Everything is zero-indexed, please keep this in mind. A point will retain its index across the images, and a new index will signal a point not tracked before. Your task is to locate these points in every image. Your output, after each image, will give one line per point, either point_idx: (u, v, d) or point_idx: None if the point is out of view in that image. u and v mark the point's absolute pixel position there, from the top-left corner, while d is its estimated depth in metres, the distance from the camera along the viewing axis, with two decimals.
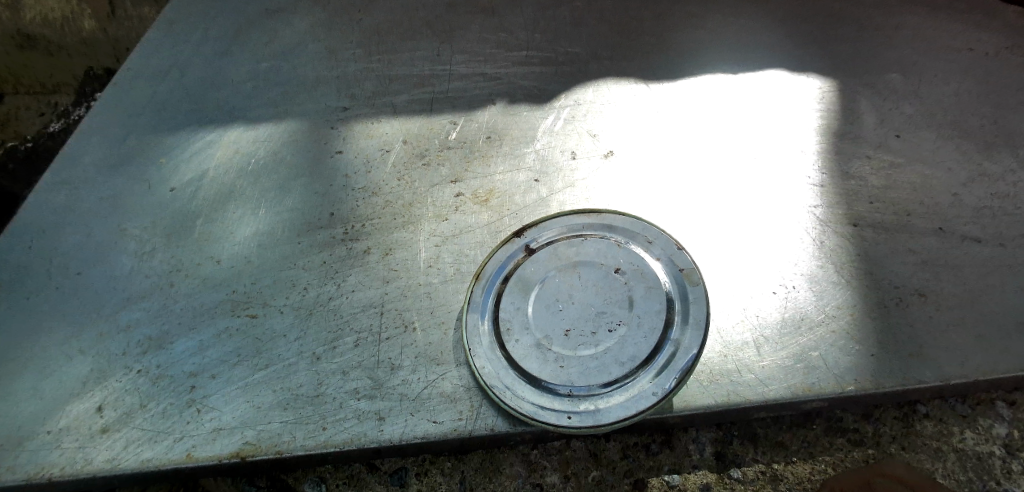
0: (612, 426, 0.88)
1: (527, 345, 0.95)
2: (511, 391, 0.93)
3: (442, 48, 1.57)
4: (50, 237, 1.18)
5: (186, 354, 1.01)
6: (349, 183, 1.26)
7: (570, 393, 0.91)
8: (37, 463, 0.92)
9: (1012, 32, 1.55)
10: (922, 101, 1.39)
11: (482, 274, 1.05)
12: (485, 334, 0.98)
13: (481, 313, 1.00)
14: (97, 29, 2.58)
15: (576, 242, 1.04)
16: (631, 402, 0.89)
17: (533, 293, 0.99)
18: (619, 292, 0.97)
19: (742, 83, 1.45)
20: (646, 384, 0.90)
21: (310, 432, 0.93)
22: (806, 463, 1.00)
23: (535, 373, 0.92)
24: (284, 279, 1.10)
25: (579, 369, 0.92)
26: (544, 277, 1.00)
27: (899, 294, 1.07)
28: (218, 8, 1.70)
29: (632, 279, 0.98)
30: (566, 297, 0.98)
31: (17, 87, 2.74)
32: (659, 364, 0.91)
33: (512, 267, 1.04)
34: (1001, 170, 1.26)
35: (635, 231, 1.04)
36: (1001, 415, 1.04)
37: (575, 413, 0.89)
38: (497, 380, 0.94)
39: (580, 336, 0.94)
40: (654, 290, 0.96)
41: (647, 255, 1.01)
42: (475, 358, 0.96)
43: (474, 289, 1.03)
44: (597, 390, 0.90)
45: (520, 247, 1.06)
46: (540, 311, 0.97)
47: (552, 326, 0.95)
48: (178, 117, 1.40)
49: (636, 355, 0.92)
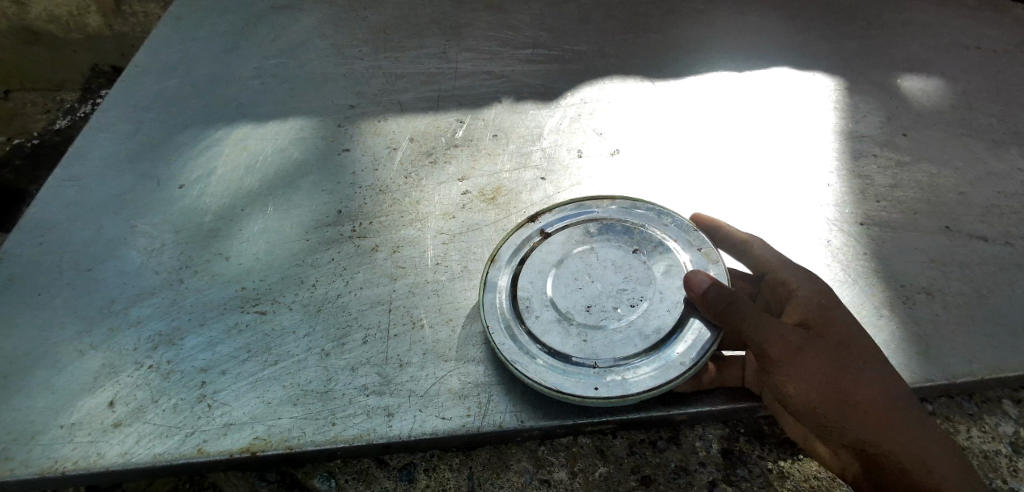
0: (641, 396, 0.87)
1: (550, 317, 0.94)
2: (534, 362, 0.91)
3: (449, 46, 1.59)
4: (61, 233, 1.17)
5: (196, 350, 1.00)
6: (357, 180, 1.27)
7: (596, 365, 0.90)
8: (50, 457, 0.89)
9: (1009, 36, 1.58)
10: (926, 100, 1.41)
11: (496, 256, 1.03)
12: (505, 308, 0.96)
13: (498, 292, 0.98)
14: (103, 25, 2.74)
15: (592, 225, 1.04)
16: (656, 374, 0.87)
17: (550, 273, 0.99)
18: (639, 271, 0.98)
19: (749, 81, 1.45)
20: (671, 356, 0.89)
21: (319, 427, 0.92)
22: (813, 461, 1.01)
23: (558, 347, 0.91)
24: (293, 275, 1.11)
25: (604, 342, 0.91)
26: (563, 257, 1.01)
27: (906, 292, 1.07)
28: (227, 7, 1.73)
29: (651, 258, 0.99)
30: (586, 274, 0.98)
31: (23, 82, 2.81)
32: (684, 337, 0.90)
33: (528, 247, 1.03)
34: (1008, 169, 1.27)
35: (652, 213, 1.06)
36: (1007, 413, 1.06)
37: (601, 384, 0.88)
38: (518, 353, 0.92)
39: (602, 311, 0.94)
40: (674, 267, 0.97)
41: (664, 236, 1.02)
42: (495, 333, 0.93)
43: (491, 269, 1.01)
44: (622, 362, 0.90)
45: (535, 228, 1.05)
46: (560, 288, 0.97)
47: (573, 303, 0.95)
48: (186, 113, 1.41)
49: (660, 327, 0.91)
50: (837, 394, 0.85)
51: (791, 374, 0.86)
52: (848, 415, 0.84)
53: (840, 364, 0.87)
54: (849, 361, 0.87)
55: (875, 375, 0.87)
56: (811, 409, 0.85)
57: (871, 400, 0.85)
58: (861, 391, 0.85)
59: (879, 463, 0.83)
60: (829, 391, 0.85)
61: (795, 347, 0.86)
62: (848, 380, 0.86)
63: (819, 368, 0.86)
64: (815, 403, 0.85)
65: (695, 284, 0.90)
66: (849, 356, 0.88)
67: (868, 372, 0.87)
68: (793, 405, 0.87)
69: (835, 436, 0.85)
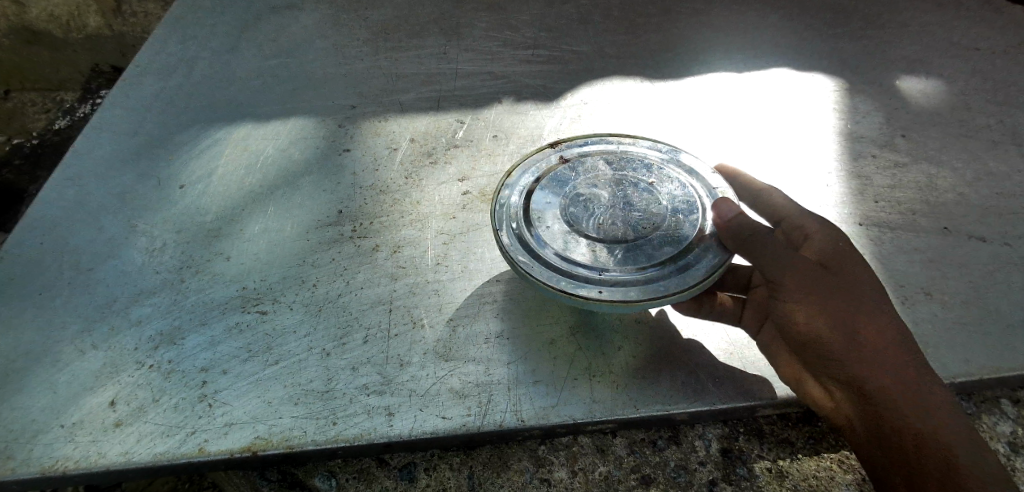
0: (644, 304, 0.83)
1: (558, 228, 0.92)
2: (538, 262, 0.88)
3: (449, 46, 1.60)
4: (61, 232, 1.17)
5: (197, 349, 1.00)
6: (357, 181, 1.27)
7: (601, 273, 0.87)
8: (51, 456, 0.89)
9: (1006, 36, 1.59)
10: (924, 101, 1.42)
11: (512, 170, 1.01)
12: (516, 217, 0.94)
13: (510, 200, 0.96)
14: (103, 25, 2.82)
15: (610, 157, 1.04)
16: (658, 286, 0.85)
17: (565, 190, 0.97)
18: (654, 198, 0.96)
19: (748, 82, 1.46)
20: (675, 272, 0.86)
21: (320, 426, 0.92)
22: (811, 460, 1.02)
23: (566, 255, 0.89)
24: (294, 275, 1.11)
25: (612, 255, 0.89)
26: (579, 180, 0.99)
27: (905, 293, 1.07)
28: (227, 7, 1.74)
29: (667, 190, 0.98)
30: (600, 196, 0.97)
31: (22, 81, 2.74)
32: (690, 259, 0.88)
33: (544, 170, 1.01)
34: (1006, 169, 1.28)
35: (671, 154, 1.04)
36: (1005, 413, 1.07)
37: (605, 289, 0.85)
38: (523, 253, 0.88)
39: (612, 228, 0.92)
40: (689, 199, 0.96)
41: (681, 174, 1.01)
42: (503, 234, 0.90)
43: (506, 181, 0.99)
44: (628, 273, 0.87)
45: (554, 154, 1.04)
46: (573, 206, 0.96)
47: (585, 219, 0.94)
48: (187, 113, 1.41)
49: (671, 247, 0.89)
50: (847, 332, 0.85)
51: (803, 307, 0.86)
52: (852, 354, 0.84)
53: (857, 310, 0.86)
54: (869, 307, 0.86)
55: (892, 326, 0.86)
56: (815, 341, 0.86)
57: (880, 347, 0.84)
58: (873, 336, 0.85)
59: (871, 405, 0.83)
60: (841, 328, 0.85)
61: (814, 284, 0.86)
62: (863, 322, 0.85)
63: (836, 306, 0.85)
64: (822, 337, 0.85)
65: (723, 212, 0.88)
66: (871, 304, 0.87)
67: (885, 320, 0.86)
68: (799, 336, 0.88)
69: (832, 371, 0.86)
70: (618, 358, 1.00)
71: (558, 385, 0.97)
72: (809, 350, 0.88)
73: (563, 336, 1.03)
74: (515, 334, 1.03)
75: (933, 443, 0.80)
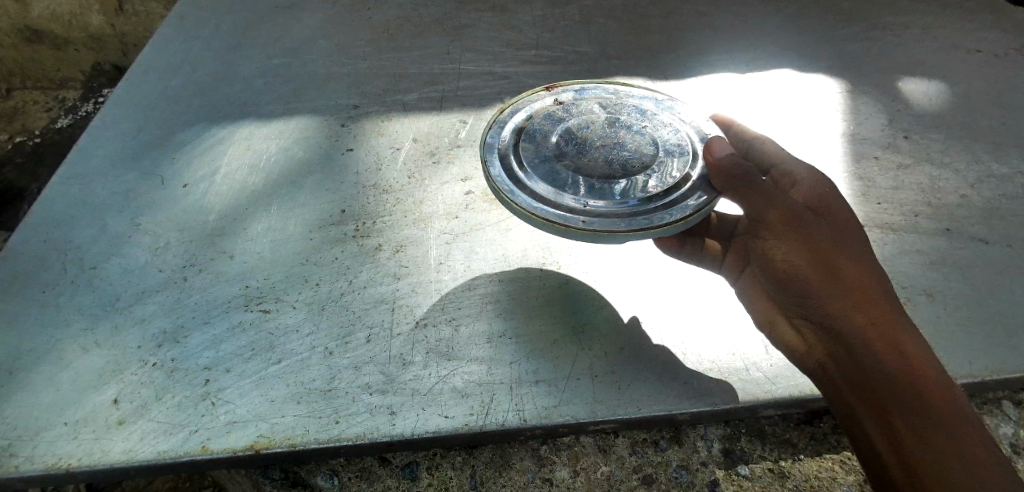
0: (627, 236, 0.86)
1: (547, 164, 0.96)
2: (525, 192, 0.91)
3: (452, 46, 1.61)
4: (65, 230, 1.17)
5: (201, 348, 1.00)
6: (360, 180, 1.27)
7: (587, 206, 0.90)
8: (55, 454, 0.89)
9: (1008, 39, 1.60)
10: (926, 103, 1.42)
11: (506, 109, 1.05)
12: (505, 151, 0.98)
13: (502, 138, 1.00)
14: (104, 23, 2.77)
15: (606, 101, 1.08)
16: (643, 219, 0.88)
17: (557, 130, 1.02)
18: (646, 141, 1.00)
19: (751, 83, 1.46)
20: (661, 209, 0.89)
21: (323, 425, 0.92)
22: (813, 461, 1.02)
23: (553, 189, 0.92)
24: (297, 274, 1.11)
25: (599, 190, 0.93)
26: (572, 120, 1.03)
27: (907, 294, 1.07)
28: (231, 7, 1.74)
29: (660, 133, 1.01)
30: (592, 136, 1.00)
31: (25, 80, 2.89)
32: (675, 198, 0.91)
33: (537, 110, 1.06)
34: (1008, 171, 1.28)
35: (666, 102, 1.08)
36: (1007, 414, 1.07)
37: (589, 219, 0.88)
38: (512, 183, 0.92)
39: (601, 166, 0.96)
40: (681, 143, 1.00)
41: (675, 120, 1.04)
42: (490, 165, 0.94)
43: (499, 120, 1.03)
44: (614, 207, 0.90)
45: (549, 97, 1.08)
46: (564, 144, 0.99)
47: (575, 157, 0.98)
48: (190, 112, 1.42)
49: (659, 186, 0.93)
50: (829, 270, 0.84)
51: (783, 243, 0.86)
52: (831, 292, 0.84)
53: (841, 248, 0.85)
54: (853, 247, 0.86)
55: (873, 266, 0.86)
56: (793, 276, 0.87)
57: (863, 285, 0.83)
58: (856, 274, 0.84)
59: (841, 341, 0.83)
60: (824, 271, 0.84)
61: (798, 222, 0.85)
62: (844, 259, 0.85)
63: (819, 242, 0.85)
64: (801, 272, 0.86)
65: (716, 150, 0.91)
66: (855, 244, 0.86)
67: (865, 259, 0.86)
68: (778, 271, 0.88)
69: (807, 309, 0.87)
70: (621, 359, 1.00)
71: (561, 385, 0.97)
72: (787, 285, 0.88)
73: (565, 336, 1.03)
74: (516, 329, 1.04)
75: (892, 372, 0.80)
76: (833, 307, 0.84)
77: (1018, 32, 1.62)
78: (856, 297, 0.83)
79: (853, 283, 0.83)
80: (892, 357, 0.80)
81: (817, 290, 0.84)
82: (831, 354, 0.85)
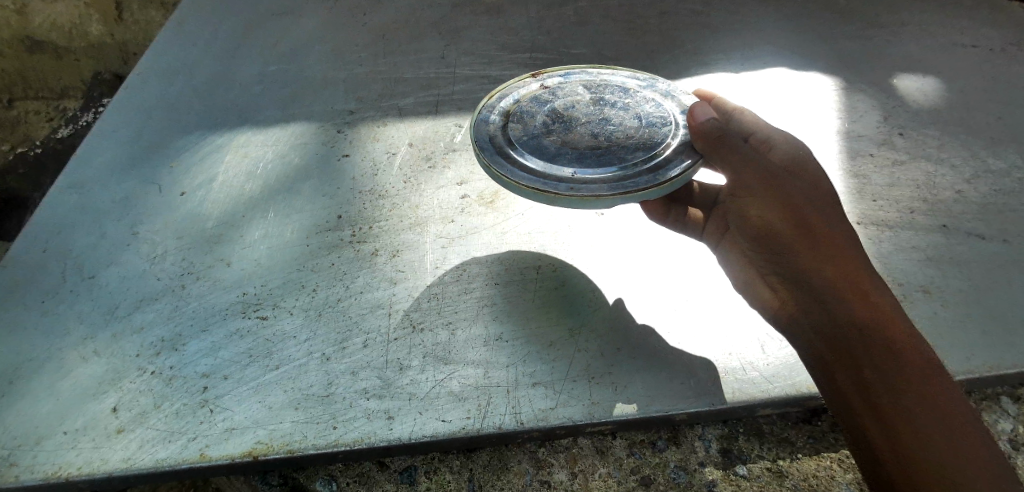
0: (614, 198, 0.90)
1: (536, 140, 1.01)
2: (515, 165, 0.96)
3: (447, 50, 1.62)
4: (63, 240, 1.17)
5: (199, 355, 1.01)
6: (356, 185, 1.28)
7: (574, 175, 0.95)
8: (54, 463, 0.89)
9: (1003, 35, 1.60)
10: (922, 99, 1.42)
11: (494, 93, 1.12)
12: (496, 130, 1.04)
13: (489, 119, 1.06)
14: (103, 33, 2.82)
15: (589, 85, 1.14)
16: (630, 183, 0.92)
17: (544, 111, 1.08)
18: (629, 118, 1.06)
19: (746, 82, 1.47)
20: (646, 173, 0.94)
21: (321, 431, 0.92)
22: (812, 460, 1.02)
23: (542, 161, 0.97)
24: (294, 280, 1.11)
25: (586, 161, 0.97)
26: (558, 102, 1.10)
27: (903, 291, 1.07)
28: (228, 15, 1.76)
29: (642, 110, 1.07)
30: (577, 115, 1.07)
31: (27, 90, 2.93)
32: (660, 163, 0.95)
33: (524, 94, 1.12)
34: (1005, 166, 1.28)
35: (647, 83, 1.14)
36: (1006, 410, 1.06)
37: (576, 185, 0.92)
38: (501, 157, 0.97)
39: (588, 141, 1.02)
40: (663, 118, 1.06)
41: (657, 98, 1.10)
42: (478, 142, 0.99)
43: (488, 103, 1.09)
44: (600, 174, 0.95)
45: (535, 83, 1.15)
46: (552, 123, 1.06)
47: (561, 133, 1.03)
48: (188, 121, 1.42)
49: (643, 155, 0.98)
50: (806, 233, 0.90)
51: (760, 201, 0.93)
52: (807, 252, 0.90)
53: (821, 217, 0.91)
54: (831, 214, 0.92)
55: (853, 240, 0.91)
56: (771, 234, 0.93)
57: (845, 262, 0.89)
58: (834, 242, 0.90)
59: (824, 310, 0.87)
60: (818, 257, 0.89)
61: (776, 183, 0.92)
62: (827, 234, 0.90)
63: (797, 206, 0.91)
64: (777, 230, 0.92)
65: (698, 115, 0.95)
66: (835, 213, 0.92)
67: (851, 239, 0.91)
68: (754, 227, 0.95)
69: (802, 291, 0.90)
70: (617, 361, 1.00)
71: (558, 387, 0.97)
72: (769, 251, 0.93)
73: (562, 338, 1.03)
74: (512, 329, 1.04)
75: (893, 373, 0.82)
76: (817, 280, 0.88)
77: (1013, 28, 1.62)
78: (839, 274, 0.88)
79: (831, 250, 0.89)
80: (891, 357, 0.83)
81: (794, 249, 0.90)
82: (827, 349, 0.87)
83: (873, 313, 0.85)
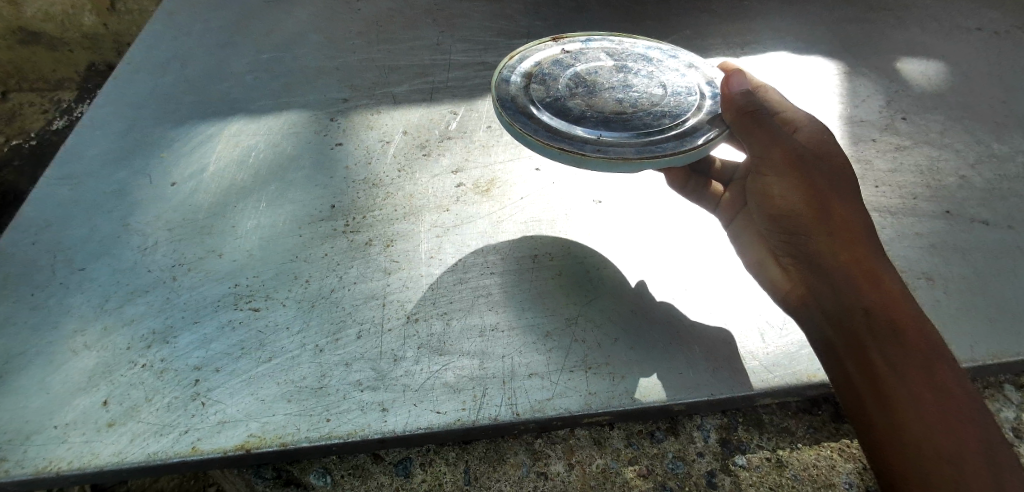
0: (642, 161, 0.88)
1: (559, 102, 1.00)
2: (539, 124, 0.94)
3: (442, 37, 1.60)
4: (52, 232, 1.15)
5: (190, 347, 0.99)
6: (350, 175, 1.26)
7: (600, 138, 0.93)
8: (45, 457, 0.88)
9: (1005, 17, 1.58)
10: (926, 82, 1.40)
11: (515, 54, 1.10)
12: (517, 91, 1.01)
13: (510, 81, 1.03)
14: (98, 23, 2.89)
15: (611, 52, 1.13)
16: (658, 148, 0.90)
17: (567, 76, 1.06)
18: (654, 86, 1.05)
19: (748, 65, 1.44)
20: (674, 139, 0.92)
21: (314, 424, 0.91)
22: (812, 450, 1.01)
23: (567, 124, 0.95)
24: (286, 271, 1.09)
25: (611, 126, 0.96)
26: (581, 67, 1.09)
27: (907, 277, 1.05)
28: (219, 3, 1.73)
29: (666, 79, 1.06)
30: (601, 81, 1.06)
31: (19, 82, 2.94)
32: (687, 131, 0.94)
33: (545, 58, 1.11)
34: (1010, 150, 1.26)
35: (670, 52, 1.13)
36: (1009, 399, 1.05)
37: (603, 147, 0.90)
38: (524, 117, 0.94)
39: (612, 105, 1.00)
40: (689, 87, 1.05)
41: (682, 67, 1.09)
42: (501, 100, 0.97)
43: (507, 64, 1.07)
44: (626, 138, 0.93)
45: (556, 47, 1.13)
46: (575, 87, 1.04)
47: (585, 97, 1.02)
48: (179, 111, 1.40)
49: (669, 122, 0.96)
50: (825, 217, 0.90)
51: (782, 182, 0.93)
52: (823, 236, 0.90)
53: (839, 202, 0.91)
54: (848, 197, 0.92)
55: (869, 228, 0.91)
56: (788, 215, 0.93)
57: (862, 251, 0.89)
58: (850, 227, 0.90)
59: (837, 299, 0.88)
60: (837, 246, 0.89)
61: (797, 163, 0.91)
62: (847, 222, 0.90)
63: (816, 187, 0.90)
64: (795, 211, 0.92)
65: (733, 85, 0.93)
66: (852, 199, 0.92)
67: (869, 228, 0.91)
68: (776, 208, 0.95)
69: (817, 278, 0.91)
70: (616, 352, 0.99)
71: (554, 377, 0.96)
72: (792, 236, 0.94)
73: (559, 328, 1.02)
74: (517, 315, 1.03)
75: (904, 370, 0.82)
76: (834, 266, 0.89)
77: (1014, 10, 1.61)
78: (854, 262, 0.88)
79: (845, 234, 0.89)
80: (900, 354, 0.83)
81: (811, 232, 0.91)
82: (837, 339, 0.88)
83: (887, 305, 0.85)
